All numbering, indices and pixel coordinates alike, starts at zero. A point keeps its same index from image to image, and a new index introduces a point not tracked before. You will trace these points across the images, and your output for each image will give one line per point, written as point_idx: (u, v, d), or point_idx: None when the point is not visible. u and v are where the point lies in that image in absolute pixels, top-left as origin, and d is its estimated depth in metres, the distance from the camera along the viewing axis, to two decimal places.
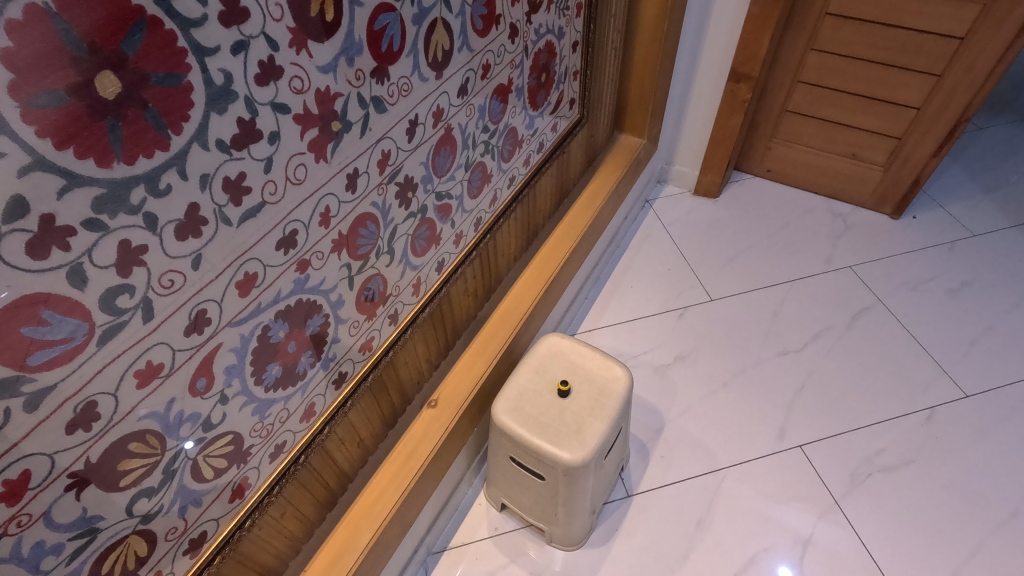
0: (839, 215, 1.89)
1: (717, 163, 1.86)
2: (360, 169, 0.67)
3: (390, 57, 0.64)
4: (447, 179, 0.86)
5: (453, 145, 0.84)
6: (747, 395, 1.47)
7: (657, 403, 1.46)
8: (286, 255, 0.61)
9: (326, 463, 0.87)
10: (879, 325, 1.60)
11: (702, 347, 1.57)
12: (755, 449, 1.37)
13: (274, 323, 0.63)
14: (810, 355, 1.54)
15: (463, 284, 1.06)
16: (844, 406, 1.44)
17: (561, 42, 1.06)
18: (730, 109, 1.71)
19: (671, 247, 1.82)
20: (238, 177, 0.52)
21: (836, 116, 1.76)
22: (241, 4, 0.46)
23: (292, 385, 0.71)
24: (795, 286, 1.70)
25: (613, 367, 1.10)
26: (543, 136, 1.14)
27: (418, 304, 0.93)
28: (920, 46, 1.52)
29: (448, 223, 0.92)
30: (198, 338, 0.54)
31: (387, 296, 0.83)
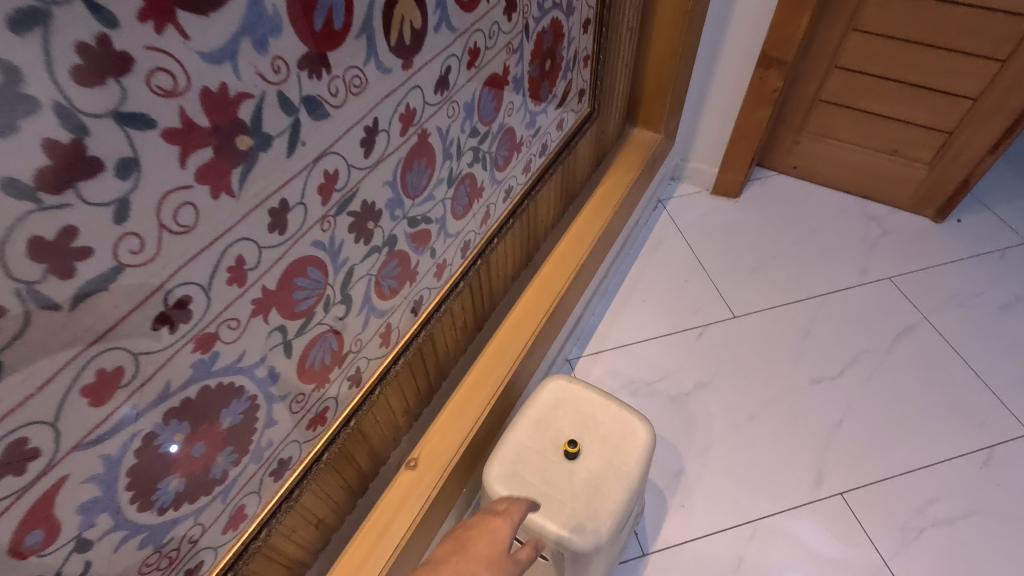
0: (874, 218, 1.70)
1: (739, 160, 1.66)
2: (291, 202, 0.47)
3: (330, 40, 0.44)
4: (423, 200, 0.66)
5: (431, 156, 0.64)
6: (778, 431, 1.28)
7: (675, 441, 1.27)
8: (175, 334, 0.42)
9: (270, 562, 0.69)
10: (925, 347, 1.41)
11: (725, 373, 1.38)
12: (789, 497, 1.19)
13: (163, 427, 0.44)
14: (848, 383, 1.35)
15: (448, 320, 0.87)
16: (887, 444, 1.26)
17: (570, 20, 0.85)
18: (756, 99, 1.49)
19: (687, 254, 1.62)
20: (61, 236, 0.32)
21: (877, 107, 1.55)
22: None
23: (206, 494, 0.52)
24: (829, 300, 1.51)
25: (631, 422, 0.90)
26: (547, 136, 0.94)
27: (389, 356, 0.74)
28: (985, 28, 1.31)
29: (427, 253, 0.72)
30: (18, 480, 0.35)
31: (344, 355, 0.64)
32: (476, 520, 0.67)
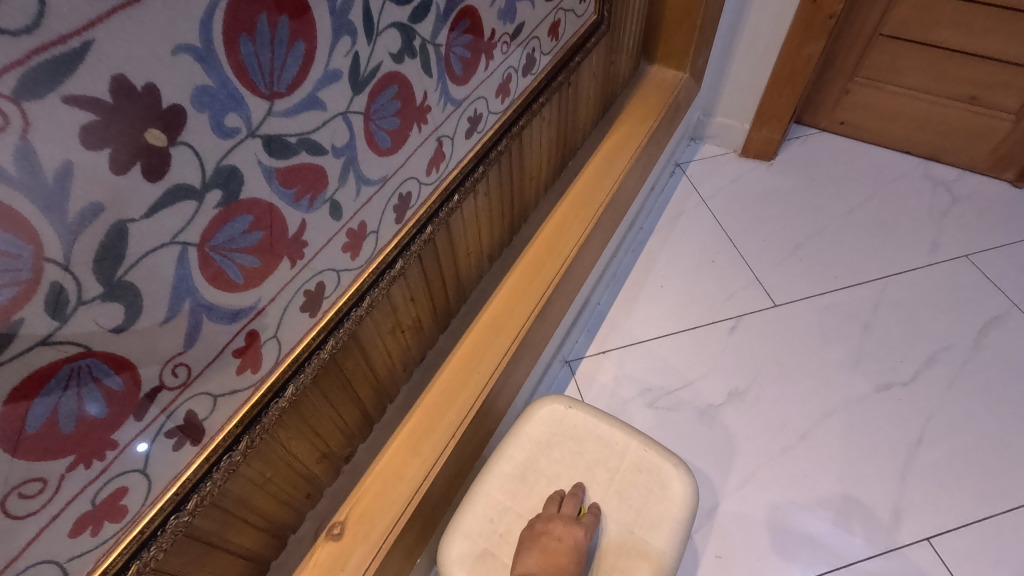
0: (941, 183, 1.39)
1: (778, 112, 1.34)
2: None
3: None
4: (298, 108, 0.36)
5: (302, 17, 0.33)
6: (838, 453, 0.99)
7: (706, 467, 0.98)
8: None
9: None
10: (1017, 343, 1.12)
11: (767, 377, 1.09)
12: (857, 542, 0.91)
13: None
14: (924, 390, 1.06)
15: (383, 319, 0.58)
16: (980, 467, 0.98)
17: None
18: (805, 30, 1.18)
19: (713, 229, 1.32)
20: None
21: (954, 41, 1.23)
22: None
23: None
24: (892, 284, 1.21)
25: (662, 471, 0.62)
26: (535, 42, 0.63)
27: (266, 385, 0.44)
28: None
29: (324, 209, 0.42)
30: None
31: (145, 395, 0.34)
32: (552, 523, 0.56)
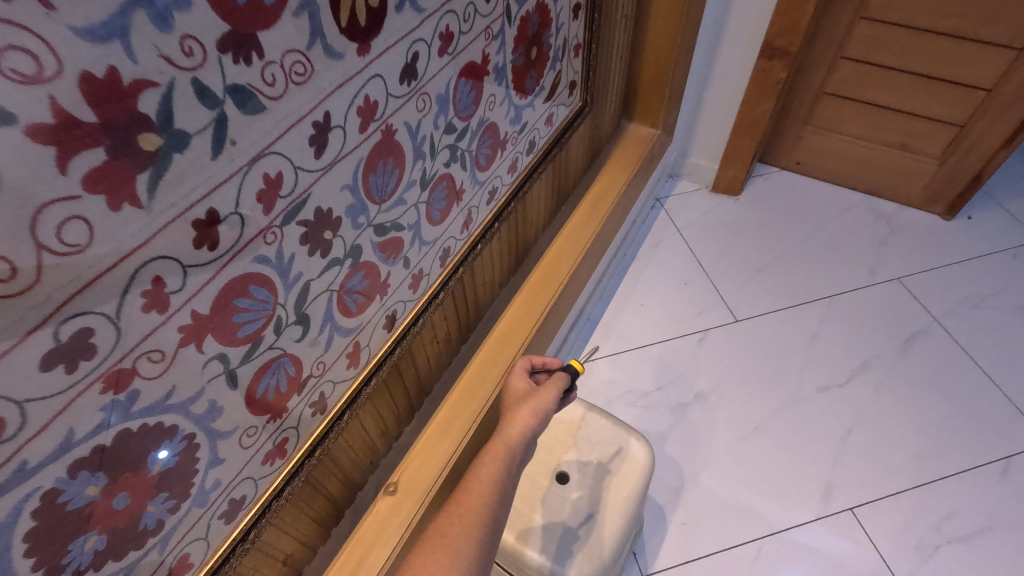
0: (882, 215, 1.62)
1: (742, 155, 1.58)
2: (222, 212, 0.40)
3: (260, 19, 0.37)
4: (393, 205, 0.59)
5: (398, 156, 0.56)
6: (783, 441, 1.21)
7: (675, 453, 1.20)
8: (74, 375, 0.35)
9: None
10: (937, 351, 1.34)
11: (728, 381, 1.30)
12: (797, 512, 1.12)
13: (71, 481, 0.37)
14: (858, 391, 1.28)
15: (428, 332, 0.80)
16: (901, 453, 1.19)
17: (558, 4, 0.78)
18: (760, 90, 1.41)
19: (687, 255, 1.55)
20: None
21: (884, 99, 1.48)
22: None
23: (138, 548, 0.45)
24: (836, 302, 1.44)
25: (629, 443, 0.84)
26: (535, 132, 0.87)
27: (359, 377, 0.67)
28: (1002, 15, 1.23)
29: (400, 262, 0.65)
30: None
31: (305, 380, 0.57)
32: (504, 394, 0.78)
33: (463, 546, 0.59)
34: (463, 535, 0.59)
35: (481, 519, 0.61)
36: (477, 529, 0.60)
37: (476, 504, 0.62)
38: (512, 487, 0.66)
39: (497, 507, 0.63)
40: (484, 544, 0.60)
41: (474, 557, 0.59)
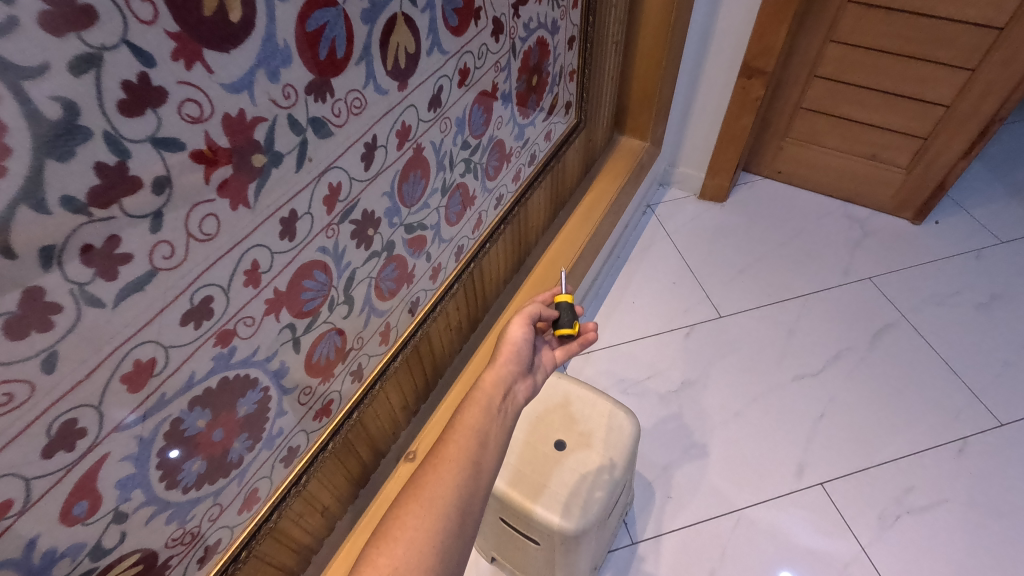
0: (857, 220, 1.75)
1: (726, 165, 1.71)
2: (299, 212, 0.52)
3: (333, 68, 0.50)
4: (419, 208, 0.72)
5: (424, 168, 0.69)
6: (759, 425, 1.33)
7: (662, 435, 1.32)
8: (199, 330, 0.47)
9: (278, 546, 0.74)
10: (903, 344, 1.46)
11: (711, 371, 1.43)
12: (772, 487, 1.24)
13: (189, 413, 0.49)
14: (829, 380, 1.40)
15: (443, 319, 0.93)
16: (867, 434, 1.31)
17: (555, 38, 0.91)
18: (740, 106, 1.55)
19: (675, 257, 1.68)
20: (107, 244, 0.37)
21: (855, 113, 1.61)
22: (80, 3, 0.31)
23: (224, 477, 0.57)
24: (811, 300, 1.56)
25: (617, 416, 0.95)
26: (535, 146, 1.00)
27: (387, 353, 0.79)
28: (954, 39, 1.37)
29: (423, 257, 0.78)
30: (66, 457, 0.40)
31: (347, 351, 0.69)
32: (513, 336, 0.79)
33: (442, 492, 0.59)
34: (439, 483, 0.59)
35: (460, 463, 0.61)
36: (456, 474, 0.60)
37: (455, 450, 0.62)
38: (493, 431, 0.65)
39: (478, 451, 0.63)
40: (466, 488, 0.60)
41: (455, 500, 0.59)
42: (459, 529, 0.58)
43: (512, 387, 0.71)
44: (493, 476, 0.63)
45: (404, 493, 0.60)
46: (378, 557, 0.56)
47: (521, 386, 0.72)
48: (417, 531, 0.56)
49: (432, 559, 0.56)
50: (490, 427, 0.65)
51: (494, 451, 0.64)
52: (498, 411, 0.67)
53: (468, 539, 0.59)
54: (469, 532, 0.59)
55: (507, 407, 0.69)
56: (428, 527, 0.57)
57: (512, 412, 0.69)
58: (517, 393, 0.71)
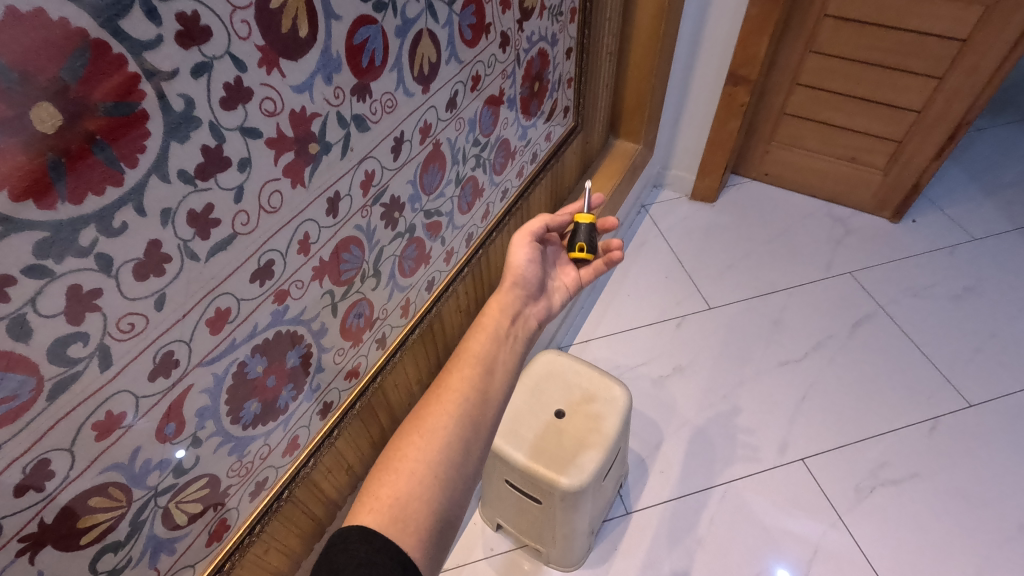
0: (839, 219, 1.86)
1: (715, 167, 1.82)
2: (342, 193, 0.63)
3: (372, 73, 0.60)
4: (436, 196, 0.82)
5: (442, 161, 0.80)
6: (745, 407, 1.43)
7: (655, 416, 1.42)
8: (262, 287, 0.57)
9: (312, 495, 0.83)
10: (881, 333, 1.56)
11: (701, 358, 1.53)
12: (757, 463, 1.33)
13: (250, 358, 0.59)
14: (811, 365, 1.50)
15: (455, 300, 1.03)
16: (846, 415, 1.41)
17: (554, 49, 1.02)
18: (727, 112, 1.66)
19: (668, 254, 1.78)
20: (204, 209, 0.47)
21: (835, 118, 1.72)
22: (201, 23, 0.41)
23: (273, 420, 0.67)
24: (795, 293, 1.66)
25: (612, 389, 1.06)
26: (537, 146, 1.10)
27: (407, 326, 0.89)
28: (921, 49, 1.49)
29: (439, 240, 0.88)
30: (164, 382, 0.50)
31: (373, 320, 0.79)
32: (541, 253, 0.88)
33: (442, 421, 0.68)
34: (438, 418, 0.69)
35: (462, 392, 0.71)
36: (459, 402, 0.70)
37: (457, 380, 0.72)
38: (493, 362, 0.75)
39: (479, 379, 0.73)
40: (466, 412, 0.70)
41: (454, 426, 0.68)
42: (460, 451, 0.67)
43: (523, 310, 0.82)
44: (494, 400, 0.73)
45: (409, 427, 0.69)
46: (379, 489, 0.64)
47: (531, 309, 0.83)
48: (416, 461, 0.65)
49: (431, 485, 0.64)
50: (490, 359, 0.75)
51: (496, 379, 0.75)
52: (500, 341, 0.78)
53: (469, 461, 0.68)
54: (472, 455, 0.68)
55: (511, 335, 0.79)
56: (430, 453, 0.66)
57: (515, 341, 0.79)
58: (526, 316, 0.82)
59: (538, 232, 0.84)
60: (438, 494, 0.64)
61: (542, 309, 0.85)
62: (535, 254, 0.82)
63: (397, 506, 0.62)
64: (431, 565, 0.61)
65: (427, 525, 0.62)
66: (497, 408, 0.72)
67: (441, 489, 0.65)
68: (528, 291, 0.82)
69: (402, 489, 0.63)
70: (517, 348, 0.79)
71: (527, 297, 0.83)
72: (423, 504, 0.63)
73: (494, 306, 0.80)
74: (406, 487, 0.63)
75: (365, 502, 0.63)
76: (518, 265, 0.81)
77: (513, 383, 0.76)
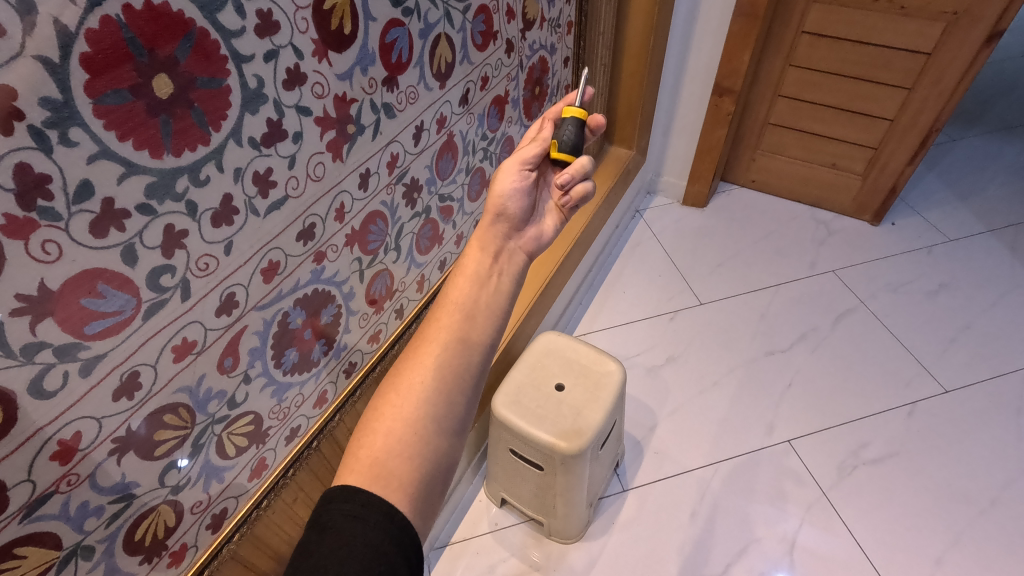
0: (822, 222, 1.97)
1: (704, 174, 1.93)
2: (372, 170, 0.73)
3: (399, 68, 0.71)
4: (449, 182, 0.92)
5: (454, 151, 0.90)
6: (734, 393, 1.52)
7: (649, 401, 1.50)
8: (305, 246, 0.66)
9: (337, 453, 0.91)
10: (862, 326, 1.66)
11: (692, 349, 1.62)
12: (746, 444, 1.42)
13: (293, 310, 0.69)
14: (796, 355, 1.59)
15: None
16: (830, 400, 1.49)
17: (553, 57, 1.14)
18: (714, 121, 1.78)
19: (660, 254, 1.88)
20: (266, 172, 0.57)
21: (815, 127, 1.84)
22: (273, 18, 0.52)
23: (307, 371, 0.76)
24: (781, 289, 1.76)
25: (607, 365, 1.15)
26: None
27: (422, 301, 0.99)
28: (891, 62, 1.61)
29: (450, 224, 0.98)
30: (226, 319, 0.59)
31: (393, 291, 0.89)
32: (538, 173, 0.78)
33: (421, 374, 0.61)
34: (417, 372, 0.61)
35: (444, 342, 0.63)
36: (439, 353, 0.62)
37: (437, 330, 0.64)
38: (476, 303, 0.66)
39: (461, 325, 0.64)
40: (449, 364, 0.62)
41: (434, 379, 0.60)
42: (443, 406, 0.60)
43: (506, 244, 0.73)
44: (480, 345, 0.64)
45: (387, 382, 0.62)
46: (358, 450, 0.58)
47: (516, 243, 0.74)
48: (394, 420, 0.59)
49: (412, 442, 0.58)
50: (473, 300, 0.66)
51: (477, 326, 0.65)
52: (483, 280, 0.68)
53: (455, 415, 0.61)
54: (457, 408, 0.61)
55: (497, 273, 0.70)
56: (409, 408, 0.59)
57: (502, 278, 0.69)
58: (514, 249, 0.73)
59: (528, 157, 0.75)
60: (422, 451, 0.58)
61: (534, 237, 0.75)
62: (524, 180, 0.74)
63: (375, 465, 0.56)
64: (422, 522, 0.56)
65: (413, 482, 0.56)
66: (484, 353, 0.64)
67: (425, 445, 0.58)
68: (517, 219, 0.74)
69: (380, 449, 0.57)
70: (506, 285, 0.69)
71: (516, 227, 0.74)
72: (406, 462, 0.57)
73: (474, 246, 0.71)
74: (384, 445, 0.57)
75: (343, 465, 0.58)
76: (505, 192, 0.73)
77: (501, 323, 0.66)
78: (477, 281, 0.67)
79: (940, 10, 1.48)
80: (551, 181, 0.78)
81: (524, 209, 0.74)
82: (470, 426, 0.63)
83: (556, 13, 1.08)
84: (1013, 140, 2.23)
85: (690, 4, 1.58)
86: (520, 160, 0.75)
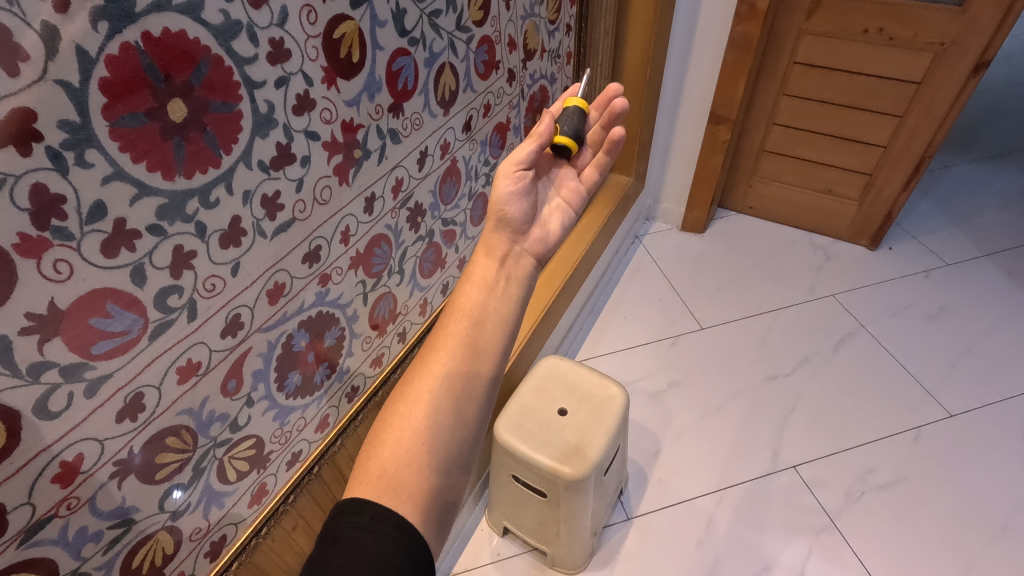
0: (820, 247, 1.98)
1: (702, 200, 1.95)
2: (377, 194, 0.74)
3: (405, 95, 0.72)
4: (452, 207, 0.94)
5: (457, 176, 0.92)
6: (737, 418, 1.50)
7: (653, 427, 1.49)
8: (311, 269, 0.67)
9: (337, 478, 0.89)
10: (863, 350, 1.65)
11: (694, 374, 1.61)
12: (751, 470, 1.40)
13: (297, 332, 0.69)
14: (799, 378, 1.59)
15: None
16: (834, 425, 1.48)
17: (553, 86, 1.16)
18: (710, 148, 1.81)
19: (660, 279, 1.89)
20: (274, 195, 0.58)
21: (810, 154, 1.88)
22: (285, 47, 0.53)
23: (310, 395, 0.75)
24: (782, 314, 1.76)
25: (610, 390, 1.15)
26: None
27: (425, 324, 0.99)
28: (881, 90, 1.65)
29: (452, 248, 0.99)
30: (231, 341, 0.60)
31: (397, 314, 0.89)
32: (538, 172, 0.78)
33: (429, 383, 0.61)
34: (425, 381, 0.61)
35: (453, 350, 0.62)
36: (448, 362, 0.62)
37: (446, 338, 0.64)
38: (485, 309, 0.66)
39: (470, 332, 0.64)
40: (458, 373, 0.61)
41: (442, 388, 0.60)
42: (452, 415, 0.60)
43: (513, 249, 0.71)
44: (490, 352, 0.63)
45: (397, 392, 0.62)
46: (368, 462, 0.58)
47: (524, 245, 0.72)
48: (403, 431, 0.59)
49: (421, 452, 0.58)
50: (482, 307, 0.65)
51: (485, 332, 0.64)
52: (492, 286, 0.67)
53: (465, 424, 0.60)
54: (467, 417, 0.60)
55: (505, 279, 0.69)
56: (418, 419, 0.59)
57: (511, 283, 0.68)
58: (521, 253, 0.71)
59: (522, 159, 0.72)
60: (433, 461, 0.58)
61: (539, 240, 0.73)
62: (521, 182, 0.72)
63: (386, 477, 0.56)
64: (434, 534, 0.56)
65: (424, 492, 0.56)
66: (494, 361, 0.63)
67: (435, 456, 0.58)
68: (518, 224, 0.72)
69: (389, 461, 0.57)
70: (516, 290, 0.68)
71: (520, 231, 0.72)
72: (416, 473, 0.57)
73: (481, 253, 0.70)
74: (393, 457, 0.57)
75: (354, 478, 0.58)
76: (503, 198, 0.71)
77: (512, 331, 0.66)
78: (487, 288, 0.67)
79: (928, 41, 1.52)
80: (554, 177, 0.79)
81: (527, 209, 0.73)
82: (483, 435, 0.62)
83: (556, 44, 1.11)
84: (1004, 167, 2.27)
85: (685, 38, 1.63)
86: (512, 164, 0.71)
